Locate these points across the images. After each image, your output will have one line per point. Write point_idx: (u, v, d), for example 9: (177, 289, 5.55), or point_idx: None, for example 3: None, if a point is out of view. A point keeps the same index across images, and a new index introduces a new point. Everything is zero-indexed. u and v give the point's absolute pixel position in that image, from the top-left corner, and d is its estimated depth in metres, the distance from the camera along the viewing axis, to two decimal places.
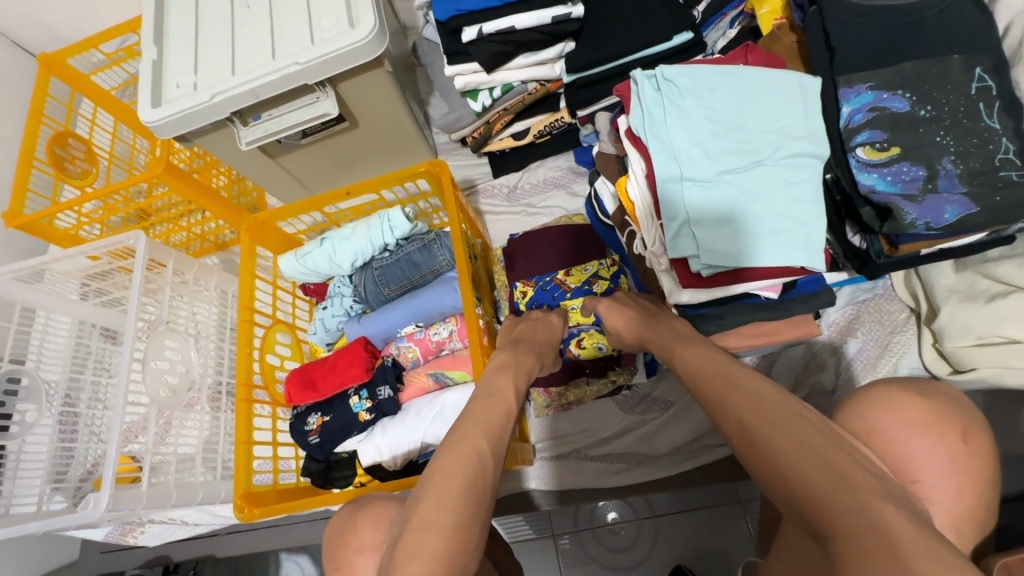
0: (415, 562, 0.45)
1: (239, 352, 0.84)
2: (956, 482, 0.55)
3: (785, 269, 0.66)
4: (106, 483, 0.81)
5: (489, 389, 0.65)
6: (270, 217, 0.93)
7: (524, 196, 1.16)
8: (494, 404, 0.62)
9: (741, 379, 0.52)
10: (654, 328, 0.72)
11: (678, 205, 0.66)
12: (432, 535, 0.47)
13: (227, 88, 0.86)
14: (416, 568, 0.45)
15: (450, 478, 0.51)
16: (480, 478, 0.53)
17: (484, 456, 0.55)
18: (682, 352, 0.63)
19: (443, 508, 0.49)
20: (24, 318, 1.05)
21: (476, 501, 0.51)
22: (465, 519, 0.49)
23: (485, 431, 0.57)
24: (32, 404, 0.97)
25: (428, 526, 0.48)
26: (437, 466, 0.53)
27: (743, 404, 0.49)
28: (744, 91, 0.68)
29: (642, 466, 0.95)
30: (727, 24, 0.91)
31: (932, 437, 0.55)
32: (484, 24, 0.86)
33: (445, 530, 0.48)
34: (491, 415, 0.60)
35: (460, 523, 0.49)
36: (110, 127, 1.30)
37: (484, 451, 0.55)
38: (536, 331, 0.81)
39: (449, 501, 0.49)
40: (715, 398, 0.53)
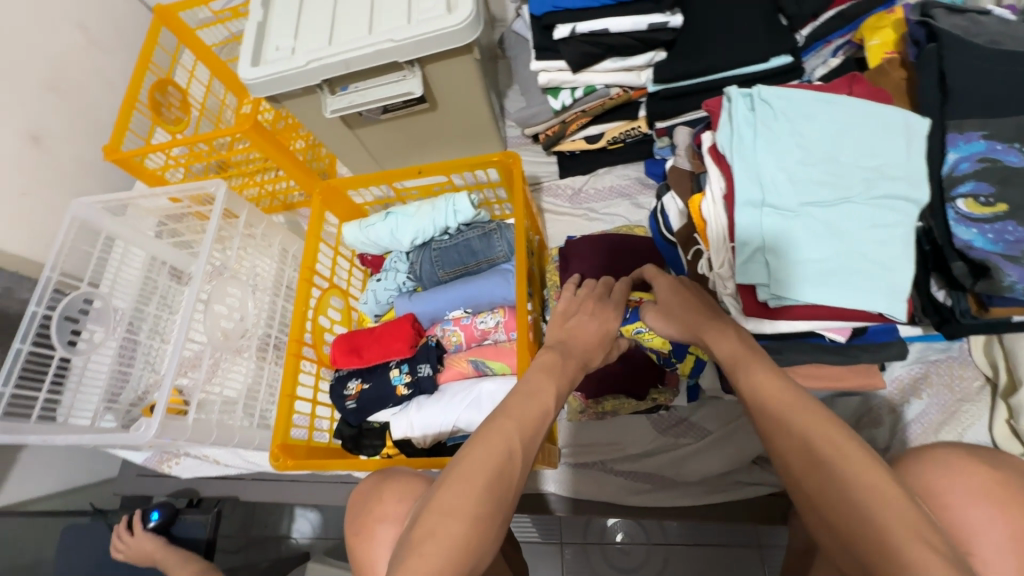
0: (433, 543, 0.47)
1: (296, 309, 0.87)
2: (1008, 559, 0.49)
3: (861, 313, 0.63)
4: (159, 411, 0.86)
5: (528, 385, 0.62)
6: (340, 185, 0.96)
7: (587, 201, 1.15)
8: (534, 401, 0.60)
9: (803, 415, 0.48)
10: (708, 322, 0.63)
11: (755, 230, 0.63)
12: (454, 522, 0.48)
13: (323, 57, 0.89)
14: (432, 549, 0.47)
15: (469, 476, 0.51)
16: (504, 477, 0.52)
17: (514, 453, 0.54)
18: (748, 360, 0.56)
19: (463, 507, 0.49)
20: (104, 246, 1.14)
21: (496, 500, 0.51)
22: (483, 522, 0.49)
23: (519, 428, 0.56)
24: (100, 326, 1.08)
25: (449, 511, 0.49)
26: (465, 457, 0.53)
27: (812, 434, 0.47)
28: (843, 122, 0.64)
29: (668, 490, 0.92)
30: (829, 51, 0.87)
31: (995, 513, 0.50)
32: (578, 24, 0.87)
33: (466, 519, 0.49)
34: (528, 412, 0.59)
35: (481, 513, 0.49)
36: (205, 81, 1.39)
37: (513, 445, 0.55)
38: (592, 335, 0.73)
39: (470, 500, 0.50)
40: (784, 421, 0.49)
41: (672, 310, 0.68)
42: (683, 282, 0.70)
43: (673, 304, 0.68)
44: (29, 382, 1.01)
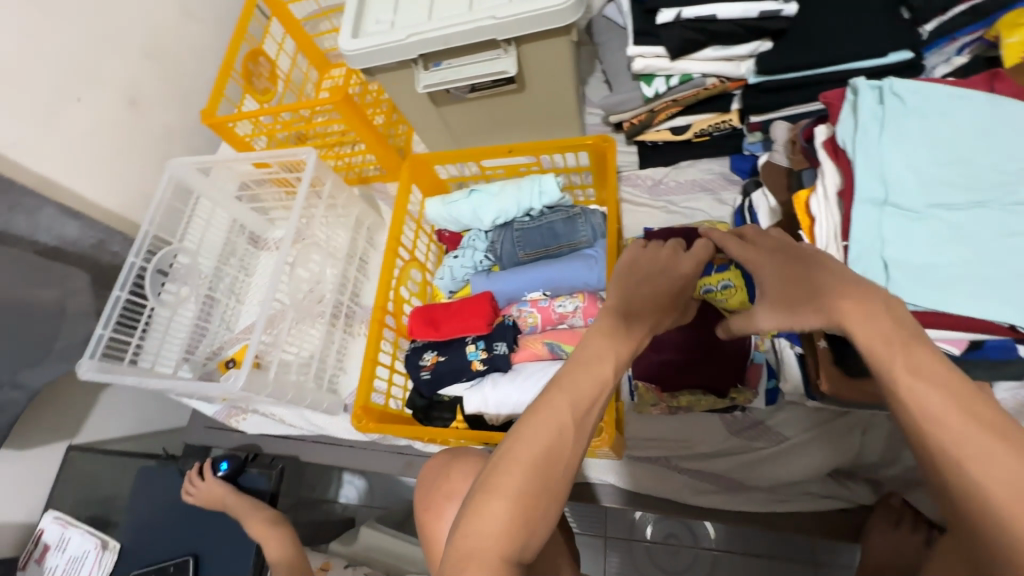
0: (478, 521, 0.48)
1: (381, 278, 0.89)
2: None
3: (988, 325, 0.59)
4: (246, 364, 0.90)
5: (583, 353, 0.54)
6: (427, 159, 0.97)
7: (667, 193, 1.12)
8: (592, 371, 0.54)
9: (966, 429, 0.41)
10: (836, 289, 0.49)
11: (875, 229, 0.61)
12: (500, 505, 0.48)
13: (423, 31, 0.89)
14: (478, 528, 0.48)
15: (517, 458, 0.50)
16: (554, 462, 0.50)
17: (565, 433, 0.50)
18: (901, 350, 0.45)
19: (506, 491, 0.49)
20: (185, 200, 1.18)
21: (543, 487, 0.50)
22: (527, 506, 0.49)
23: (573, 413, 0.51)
24: (185, 283, 1.15)
25: (494, 491, 0.49)
26: (515, 436, 0.51)
27: (926, 398, 0.43)
28: (982, 122, 0.61)
29: (735, 494, 0.90)
30: (954, 49, 0.83)
31: None
32: (684, 9, 0.85)
33: (512, 501, 0.49)
34: (584, 384, 0.53)
35: (528, 494, 0.49)
36: (292, 54, 1.43)
37: (564, 428, 0.51)
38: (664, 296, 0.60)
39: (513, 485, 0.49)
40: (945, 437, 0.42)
41: (773, 275, 0.54)
42: (784, 238, 0.56)
43: (781, 265, 0.54)
44: (123, 328, 1.07)
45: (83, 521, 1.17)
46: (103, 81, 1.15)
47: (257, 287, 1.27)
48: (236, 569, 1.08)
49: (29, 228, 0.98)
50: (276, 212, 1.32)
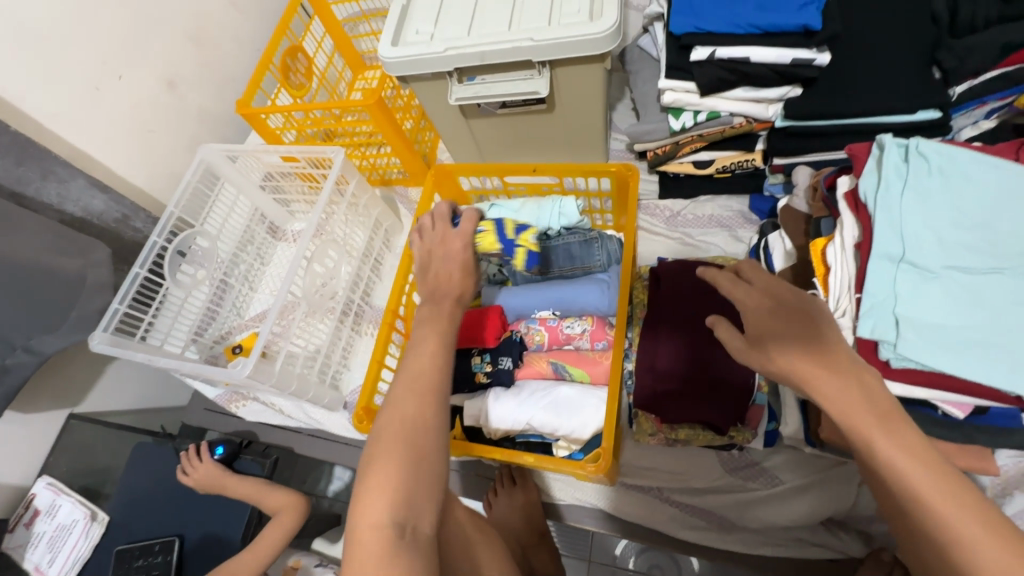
0: (370, 498, 0.58)
1: (393, 282, 0.89)
2: None
3: (994, 392, 0.59)
4: (256, 353, 0.92)
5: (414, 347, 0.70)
6: (452, 170, 0.99)
7: (684, 225, 1.13)
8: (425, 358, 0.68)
9: (941, 501, 0.46)
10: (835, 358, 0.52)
11: (888, 284, 0.61)
12: (373, 490, 0.58)
13: (460, 46, 0.91)
14: (373, 502, 0.58)
15: (382, 447, 0.61)
16: (413, 439, 0.62)
17: (423, 410, 0.64)
18: (886, 426, 0.49)
19: (375, 479, 0.59)
20: (209, 181, 1.19)
21: (405, 464, 0.60)
22: (395, 481, 0.59)
23: (422, 394, 0.64)
24: (202, 266, 1.18)
25: (378, 470, 0.60)
26: (384, 426, 0.63)
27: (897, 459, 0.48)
28: (1005, 190, 0.61)
29: (725, 532, 0.90)
30: (983, 113, 0.84)
31: None
32: (718, 48, 0.86)
33: (393, 474, 0.59)
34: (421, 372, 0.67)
35: (406, 461, 0.60)
36: (330, 52, 1.46)
37: (417, 408, 0.64)
38: (444, 273, 0.79)
39: (382, 469, 0.60)
40: (928, 505, 0.47)
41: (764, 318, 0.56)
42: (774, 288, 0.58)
43: (765, 322, 0.56)
44: (139, 305, 1.10)
45: (76, 490, 1.19)
46: (144, 63, 1.18)
47: (273, 277, 1.32)
48: (225, 540, 1.10)
49: (57, 198, 1.05)
50: (298, 205, 1.35)
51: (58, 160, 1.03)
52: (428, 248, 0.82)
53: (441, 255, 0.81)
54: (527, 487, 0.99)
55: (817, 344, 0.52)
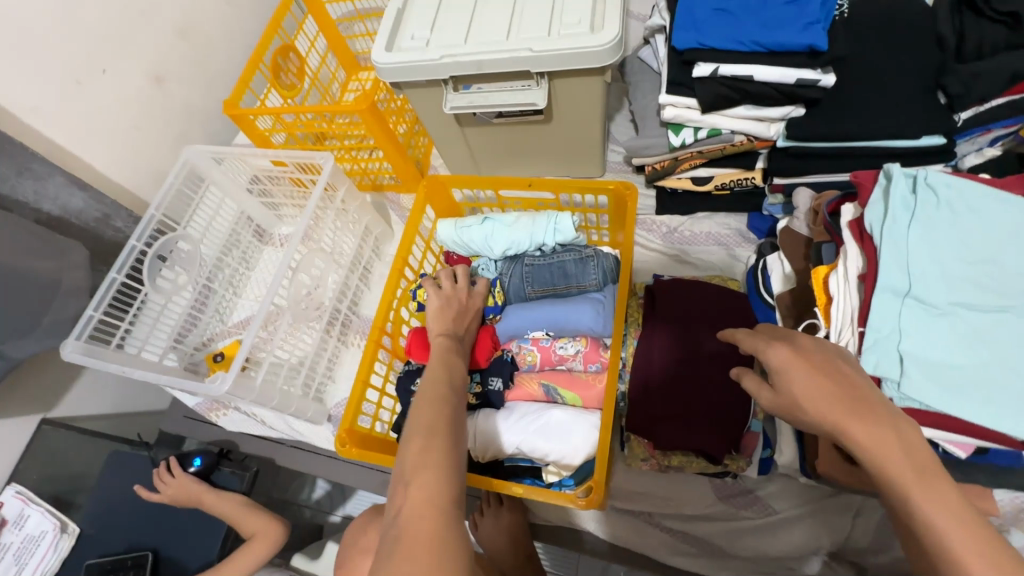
0: (421, 514, 0.51)
1: (382, 298, 0.87)
2: None
3: (998, 435, 0.57)
4: (235, 366, 0.89)
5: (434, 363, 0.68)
6: (446, 181, 0.96)
7: (681, 242, 1.11)
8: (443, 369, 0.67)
9: (976, 562, 0.42)
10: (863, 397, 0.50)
11: (892, 320, 0.59)
12: (429, 456, 0.55)
13: (457, 54, 0.88)
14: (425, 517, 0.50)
15: (430, 422, 0.59)
16: (457, 422, 0.61)
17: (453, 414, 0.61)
18: (922, 481, 0.46)
19: (429, 448, 0.56)
20: (193, 183, 1.15)
21: (455, 438, 0.58)
22: (451, 455, 0.56)
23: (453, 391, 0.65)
24: (184, 269, 1.14)
25: (421, 481, 0.53)
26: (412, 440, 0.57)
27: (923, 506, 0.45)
28: (1013, 226, 0.60)
29: (716, 560, 0.88)
30: (987, 140, 0.82)
31: None
32: (721, 64, 0.84)
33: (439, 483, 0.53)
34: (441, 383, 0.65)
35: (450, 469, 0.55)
36: (323, 52, 1.42)
37: (453, 399, 0.63)
38: (460, 321, 0.80)
39: (437, 444, 0.56)
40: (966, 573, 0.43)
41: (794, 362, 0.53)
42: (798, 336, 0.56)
43: (790, 365, 0.53)
44: (115, 311, 1.05)
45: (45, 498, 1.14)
46: (128, 57, 1.13)
47: (258, 282, 1.28)
48: (203, 548, 1.08)
49: (34, 194, 1.01)
50: (286, 209, 1.30)
51: (35, 157, 0.99)
52: (449, 298, 0.81)
53: (460, 306, 0.82)
54: (514, 507, 0.95)
55: (846, 387, 0.50)
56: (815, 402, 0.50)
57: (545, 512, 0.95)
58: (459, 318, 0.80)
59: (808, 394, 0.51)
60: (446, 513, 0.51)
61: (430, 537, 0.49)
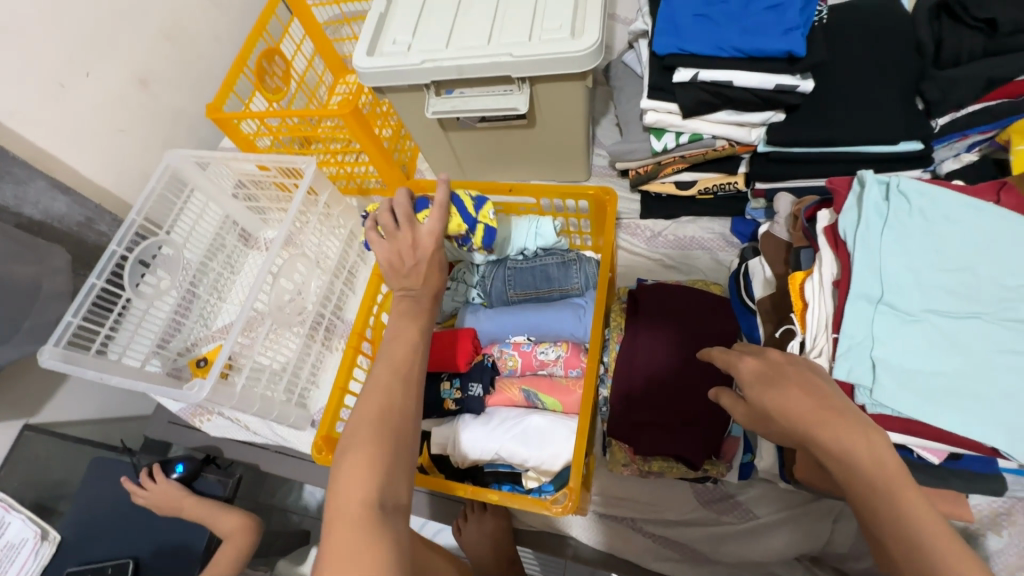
0: (345, 516, 0.53)
1: (362, 303, 0.87)
2: None
3: (971, 442, 0.58)
4: (213, 373, 0.88)
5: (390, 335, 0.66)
6: (428, 186, 0.96)
7: (665, 246, 1.11)
8: (399, 347, 0.64)
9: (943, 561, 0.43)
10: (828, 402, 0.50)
11: (866, 326, 0.59)
12: (359, 457, 0.55)
13: (438, 58, 0.88)
14: (346, 525, 0.52)
15: (359, 424, 0.58)
16: (393, 416, 0.59)
17: (393, 407, 0.60)
18: (892, 489, 0.46)
19: (355, 454, 0.56)
20: (176, 188, 1.15)
21: (384, 439, 0.57)
22: (376, 459, 0.56)
23: (395, 380, 0.62)
24: (167, 273, 1.13)
25: (351, 481, 0.54)
26: (353, 428, 0.58)
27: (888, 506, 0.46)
28: (986, 232, 0.60)
29: (698, 566, 0.87)
30: (964, 145, 0.83)
31: None
32: (701, 70, 0.84)
33: (369, 485, 0.54)
34: (396, 361, 0.63)
35: (380, 470, 0.55)
36: (309, 55, 1.42)
37: (393, 391, 0.61)
38: (419, 275, 0.70)
39: (364, 448, 0.56)
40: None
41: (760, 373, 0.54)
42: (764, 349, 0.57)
43: (756, 379, 0.54)
44: (94, 317, 1.04)
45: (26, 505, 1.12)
46: (111, 60, 1.12)
47: (242, 286, 1.28)
48: (186, 559, 1.06)
49: (15, 200, 1.00)
50: (272, 213, 1.30)
51: (15, 161, 0.98)
52: (395, 251, 0.70)
53: (412, 261, 0.70)
54: (497, 513, 0.95)
55: (810, 394, 0.51)
56: (785, 417, 0.50)
57: (528, 517, 0.95)
58: (415, 272, 0.70)
59: (778, 408, 0.50)
60: (369, 518, 0.53)
61: (350, 546, 0.51)
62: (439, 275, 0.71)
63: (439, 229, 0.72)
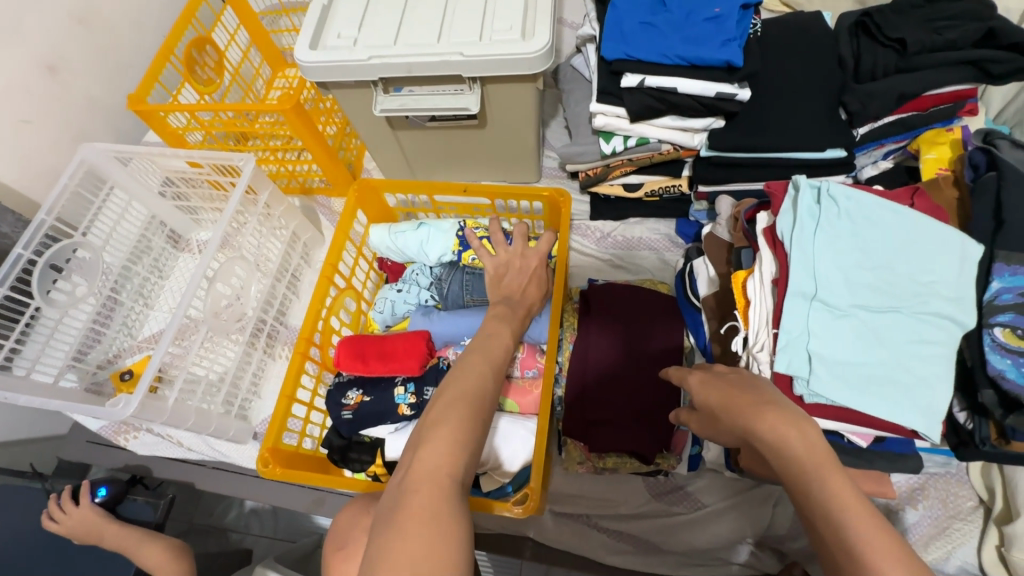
0: (422, 483, 0.48)
1: (310, 307, 0.84)
2: None
3: (891, 425, 0.63)
4: (141, 387, 0.81)
5: (488, 326, 0.67)
6: (377, 186, 0.94)
7: (614, 246, 1.14)
8: (494, 337, 0.65)
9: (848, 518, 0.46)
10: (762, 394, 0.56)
11: (801, 321, 0.64)
12: (444, 428, 0.51)
13: (386, 55, 0.86)
14: (424, 492, 0.47)
15: (446, 400, 0.55)
16: (484, 399, 0.56)
17: (486, 386, 0.57)
18: (822, 471, 0.48)
19: (437, 427, 0.52)
20: (94, 185, 1.05)
21: (476, 418, 0.54)
22: (465, 436, 0.52)
23: (489, 367, 0.59)
24: (84, 279, 1.04)
25: (435, 451, 0.50)
26: (440, 400, 0.55)
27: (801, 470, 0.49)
28: (905, 232, 0.65)
29: (649, 556, 0.90)
30: (881, 154, 0.92)
31: None
32: (648, 76, 0.86)
33: (452, 455, 0.50)
34: (493, 347, 0.63)
35: (465, 441, 0.51)
36: (244, 46, 1.34)
37: (485, 373, 0.58)
38: (519, 286, 0.76)
39: (450, 418, 0.52)
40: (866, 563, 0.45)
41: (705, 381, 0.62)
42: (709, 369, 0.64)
43: (707, 382, 0.61)
44: None
45: None
46: (13, 42, 1.01)
47: (173, 292, 1.19)
48: None
49: None
50: (205, 213, 1.20)
51: None
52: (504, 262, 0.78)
53: (515, 271, 0.78)
54: None
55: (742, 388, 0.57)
56: (722, 407, 0.57)
57: (484, 521, 0.94)
58: (518, 284, 0.77)
59: (721, 404, 0.58)
60: (450, 492, 0.48)
61: (424, 516, 0.46)
62: (537, 288, 0.77)
63: (543, 252, 0.80)
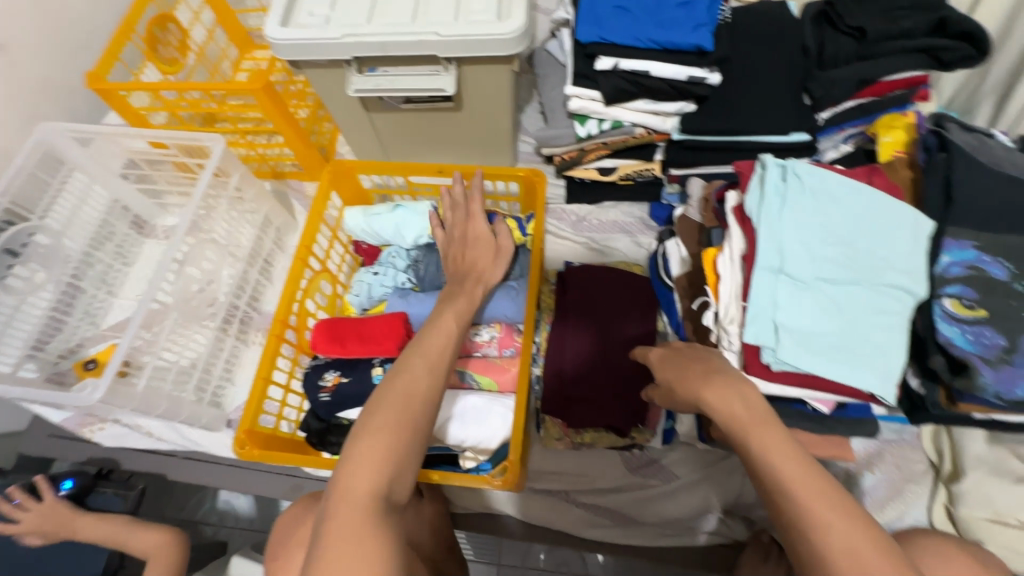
0: (344, 506, 0.53)
1: (285, 288, 0.83)
2: None
3: (851, 391, 0.67)
4: (109, 373, 0.79)
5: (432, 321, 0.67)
6: (352, 167, 0.93)
7: (590, 230, 1.16)
8: (438, 334, 0.65)
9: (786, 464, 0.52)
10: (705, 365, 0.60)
11: (769, 293, 0.67)
12: (369, 449, 0.56)
13: (360, 33, 0.85)
14: (345, 513, 0.53)
15: (379, 417, 0.58)
16: (415, 410, 0.59)
17: (419, 398, 0.60)
18: (758, 426, 0.54)
19: (366, 446, 0.56)
20: (51, 167, 1.00)
21: (404, 432, 0.57)
22: (391, 452, 0.56)
23: (425, 373, 0.62)
24: (43, 266, 1.00)
25: (360, 472, 0.55)
26: (369, 418, 0.58)
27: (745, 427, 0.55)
28: (865, 210, 0.69)
29: (626, 528, 0.93)
30: (841, 138, 0.95)
31: None
32: (621, 59, 0.88)
33: (375, 475, 0.55)
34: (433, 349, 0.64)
35: (389, 457, 0.56)
36: (209, 26, 1.29)
37: (420, 382, 0.61)
38: (474, 258, 0.77)
39: (377, 437, 0.56)
40: (799, 503, 0.51)
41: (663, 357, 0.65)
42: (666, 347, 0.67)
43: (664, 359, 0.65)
44: None
45: None
46: None
47: (138, 279, 1.15)
48: None
49: None
50: (171, 197, 1.17)
51: None
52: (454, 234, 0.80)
53: (462, 240, 0.79)
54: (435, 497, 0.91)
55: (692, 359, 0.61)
56: (678, 378, 0.61)
57: (465, 500, 0.95)
58: (466, 255, 0.78)
59: (676, 379, 0.61)
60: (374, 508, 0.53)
61: (348, 533, 0.51)
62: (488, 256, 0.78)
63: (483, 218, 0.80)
